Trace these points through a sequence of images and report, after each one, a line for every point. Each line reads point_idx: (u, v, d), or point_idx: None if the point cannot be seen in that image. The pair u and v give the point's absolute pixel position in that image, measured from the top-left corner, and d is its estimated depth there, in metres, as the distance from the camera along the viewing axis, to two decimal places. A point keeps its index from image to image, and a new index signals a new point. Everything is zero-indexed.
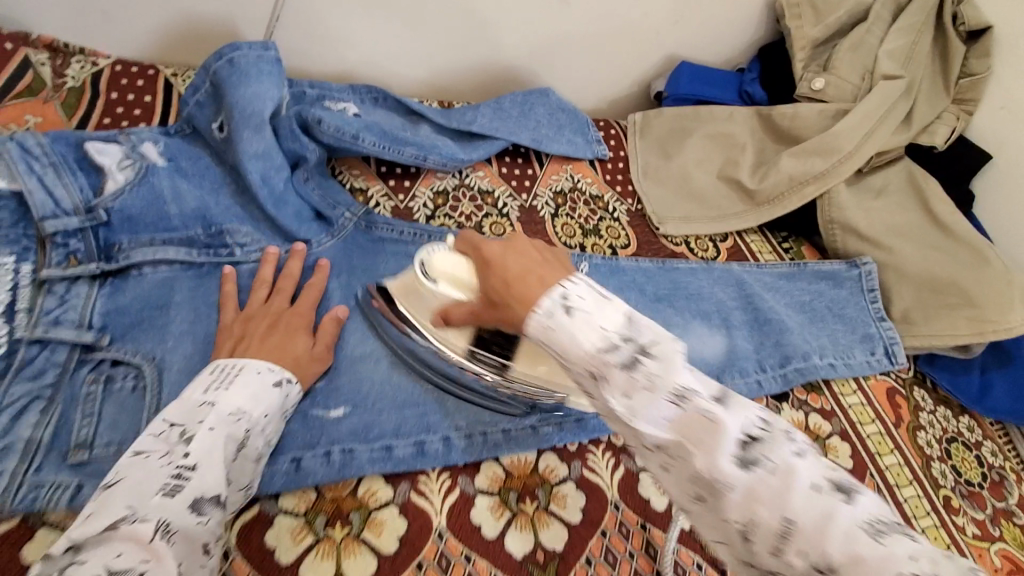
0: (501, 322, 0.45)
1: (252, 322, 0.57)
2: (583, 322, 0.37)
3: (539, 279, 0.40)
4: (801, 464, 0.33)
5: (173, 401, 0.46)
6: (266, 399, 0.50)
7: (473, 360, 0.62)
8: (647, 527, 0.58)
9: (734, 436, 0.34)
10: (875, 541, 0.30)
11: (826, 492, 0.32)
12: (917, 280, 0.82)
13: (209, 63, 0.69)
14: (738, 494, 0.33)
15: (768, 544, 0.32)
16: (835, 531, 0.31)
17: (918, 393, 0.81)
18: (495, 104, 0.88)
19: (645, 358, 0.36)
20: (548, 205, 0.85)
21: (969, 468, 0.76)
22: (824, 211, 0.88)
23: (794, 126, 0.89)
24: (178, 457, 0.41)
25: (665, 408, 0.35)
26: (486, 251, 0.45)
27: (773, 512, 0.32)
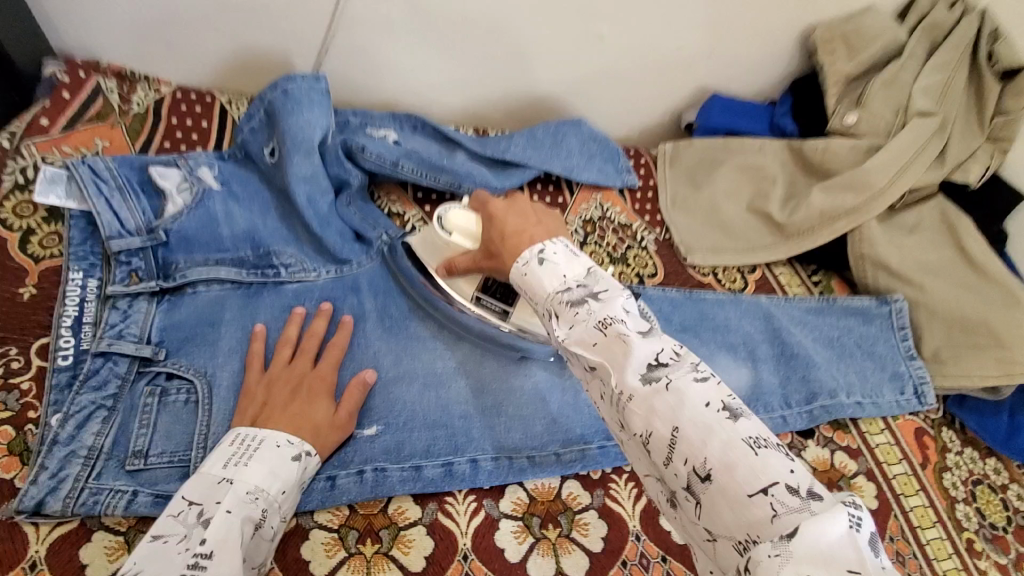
0: (495, 266, 0.58)
1: (275, 386, 0.58)
2: (550, 269, 0.49)
3: (529, 238, 0.53)
4: (698, 387, 0.41)
5: (193, 477, 0.48)
6: (283, 474, 0.50)
7: (480, 306, 0.68)
8: (668, 560, 0.59)
9: (642, 358, 0.43)
10: (751, 451, 0.37)
11: (714, 409, 0.39)
12: (946, 319, 0.82)
13: (265, 93, 0.74)
14: (641, 406, 0.41)
15: (662, 452, 0.40)
16: (715, 441, 0.38)
17: (946, 434, 0.80)
18: (528, 134, 0.90)
19: (591, 299, 0.47)
20: (577, 232, 0.88)
21: (994, 512, 0.75)
22: (855, 246, 0.87)
23: (825, 160, 0.90)
24: (196, 544, 0.43)
25: (592, 334, 0.45)
26: (492, 207, 0.58)
27: (666, 422, 0.40)
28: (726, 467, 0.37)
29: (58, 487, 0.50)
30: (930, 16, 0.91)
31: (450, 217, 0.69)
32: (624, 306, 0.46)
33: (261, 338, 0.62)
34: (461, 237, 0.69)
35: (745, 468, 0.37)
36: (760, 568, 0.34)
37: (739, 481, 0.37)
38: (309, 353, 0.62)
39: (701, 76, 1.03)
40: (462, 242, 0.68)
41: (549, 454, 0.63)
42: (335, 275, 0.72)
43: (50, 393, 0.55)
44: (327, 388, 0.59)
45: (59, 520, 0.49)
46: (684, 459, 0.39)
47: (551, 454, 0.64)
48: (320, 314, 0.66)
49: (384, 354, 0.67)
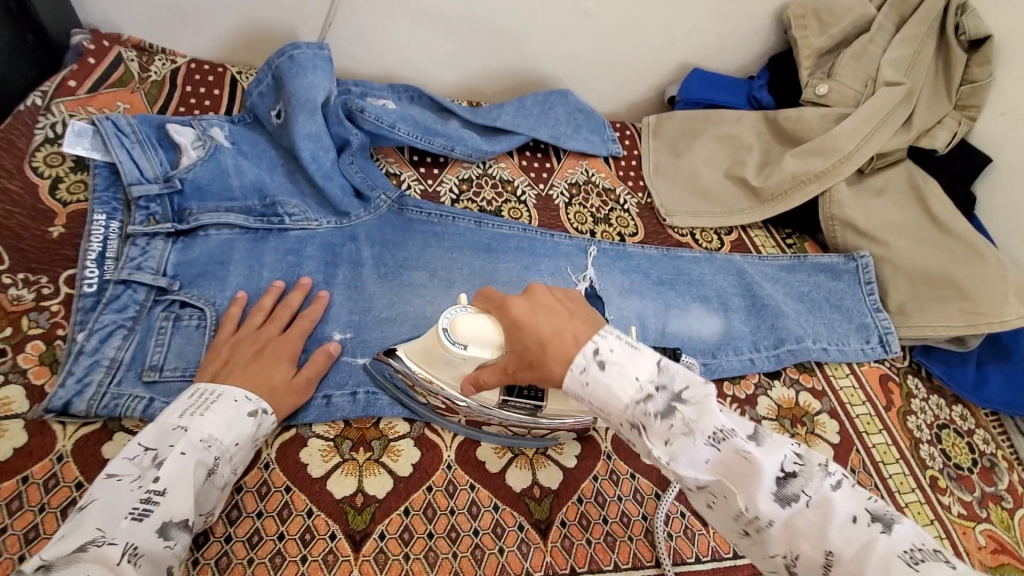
0: (537, 377, 0.48)
1: (240, 347, 0.60)
2: (618, 373, 0.44)
3: (574, 337, 0.46)
4: (836, 496, 0.40)
5: (151, 425, 0.50)
6: (238, 427, 0.53)
7: (509, 409, 0.58)
8: (637, 477, 0.64)
9: (773, 476, 0.41)
10: (913, 568, 0.36)
11: (862, 523, 0.39)
12: (912, 274, 0.87)
13: (272, 59, 0.81)
14: (779, 528, 0.41)
15: (813, 573, 0.40)
16: (873, 560, 0.37)
17: (911, 381, 0.84)
18: (517, 104, 0.97)
19: (679, 404, 0.43)
20: (562, 194, 0.93)
21: (959, 453, 0.78)
22: (825, 208, 0.93)
23: (797, 128, 0.95)
24: (149, 482, 0.46)
25: (703, 452, 0.42)
26: (514, 311, 0.49)
27: (815, 545, 0.39)
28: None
29: (82, 390, 0.56)
30: None
31: (460, 328, 0.53)
32: (719, 407, 0.43)
33: (241, 304, 0.65)
34: (478, 346, 0.53)
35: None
36: None
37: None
38: (280, 320, 0.64)
39: (684, 52, 1.08)
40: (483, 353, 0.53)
41: None
42: (335, 226, 0.77)
43: (76, 314, 0.61)
44: (290, 351, 0.61)
45: (85, 420, 0.55)
46: None
47: None
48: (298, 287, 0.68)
49: (379, 296, 0.72)
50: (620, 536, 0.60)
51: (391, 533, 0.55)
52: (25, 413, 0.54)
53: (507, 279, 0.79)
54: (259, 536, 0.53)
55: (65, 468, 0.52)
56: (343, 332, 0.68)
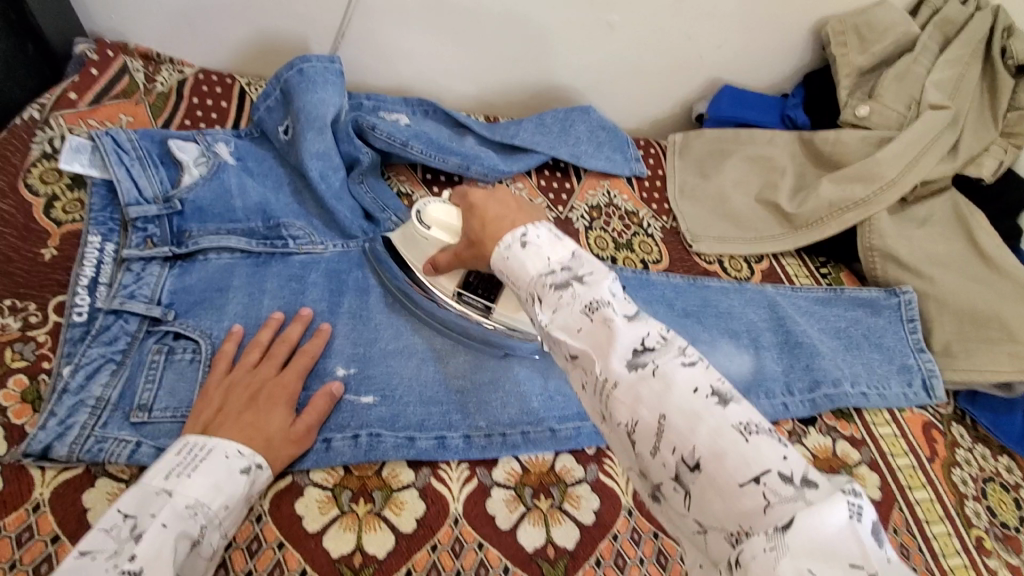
0: (476, 256, 0.56)
1: (234, 391, 0.55)
2: (533, 252, 0.46)
3: (512, 221, 0.50)
4: (686, 372, 0.37)
5: (133, 487, 0.46)
6: (230, 489, 0.49)
7: (464, 303, 0.65)
8: (660, 536, 0.59)
9: (628, 343, 0.38)
10: (742, 439, 0.33)
11: (701, 395, 0.35)
12: (959, 311, 0.80)
13: (281, 73, 0.77)
14: (624, 394, 0.37)
15: (649, 444, 0.36)
16: (704, 429, 0.34)
17: (956, 429, 0.78)
18: (537, 121, 0.92)
19: (576, 282, 0.42)
20: (583, 217, 0.88)
21: (1006, 511, 0.72)
22: (865, 237, 0.86)
23: (836, 151, 0.89)
24: (126, 560, 0.42)
25: (577, 318, 0.40)
26: (473, 197, 0.55)
27: (652, 410, 0.36)
28: (717, 458, 0.33)
29: (66, 432, 0.52)
30: (943, 10, 0.90)
31: (429, 211, 0.65)
32: (610, 289, 0.42)
33: (236, 338, 0.60)
34: (439, 230, 0.64)
35: (736, 457, 0.33)
36: (753, 562, 0.30)
37: (729, 471, 0.33)
38: (278, 357, 0.60)
39: (712, 68, 1.03)
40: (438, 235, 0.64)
41: (544, 430, 0.63)
42: (341, 249, 0.73)
43: (64, 345, 0.57)
44: (288, 395, 0.57)
45: (66, 465, 0.51)
46: (672, 448, 0.34)
47: (546, 430, 0.63)
48: (297, 319, 0.64)
49: (385, 328, 0.67)
50: None
51: None
52: (2, 457, 0.50)
53: None
54: None
55: (42, 520, 0.48)
56: (347, 366, 0.63)
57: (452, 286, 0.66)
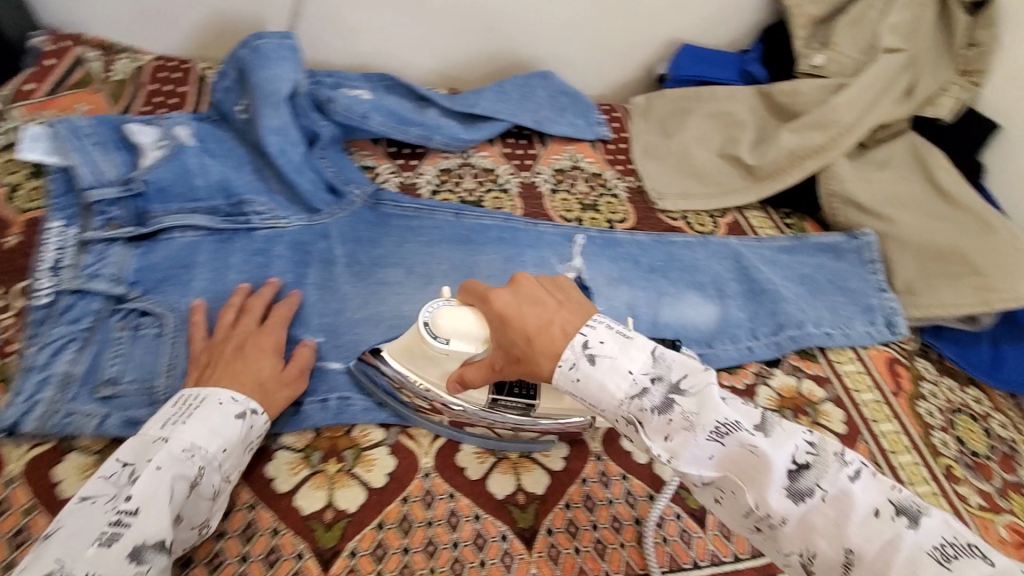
0: (523, 372, 0.50)
1: (220, 346, 0.58)
2: (609, 366, 0.45)
3: (562, 330, 0.47)
4: (856, 489, 0.40)
5: (132, 438, 0.49)
6: (225, 433, 0.50)
7: (500, 409, 0.58)
8: (629, 479, 0.60)
9: (782, 469, 0.41)
10: (943, 566, 0.36)
11: (885, 517, 0.38)
12: (919, 250, 0.82)
13: (237, 52, 0.79)
14: (793, 525, 0.40)
15: (834, 573, 0.39)
16: (900, 557, 0.37)
17: (921, 363, 0.78)
18: (497, 89, 0.93)
19: (677, 397, 0.44)
20: (547, 180, 0.89)
21: (975, 440, 0.72)
22: (825, 183, 0.88)
23: (793, 103, 0.91)
24: (123, 500, 0.43)
25: (708, 447, 0.42)
26: (500, 305, 0.50)
27: (833, 542, 0.39)
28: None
29: (32, 409, 0.53)
30: None
31: (441, 320, 0.54)
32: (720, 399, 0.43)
33: (204, 309, 0.61)
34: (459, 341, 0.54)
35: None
36: None
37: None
38: (255, 312, 0.61)
39: (670, 28, 1.03)
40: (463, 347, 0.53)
41: None
42: (305, 223, 0.73)
43: (28, 328, 0.58)
44: (274, 343, 0.59)
45: (37, 440, 0.53)
46: None
47: None
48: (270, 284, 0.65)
49: (351, 296, 0.68)
50: (611, 543, 0.56)
51: (363, 549, 0.52)
52: None
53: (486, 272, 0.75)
54: (221, 558, 0.50)
55: (15, 493, 0.50)
56: (314, 334, 0.64)
57: (485, 394, 0.58)
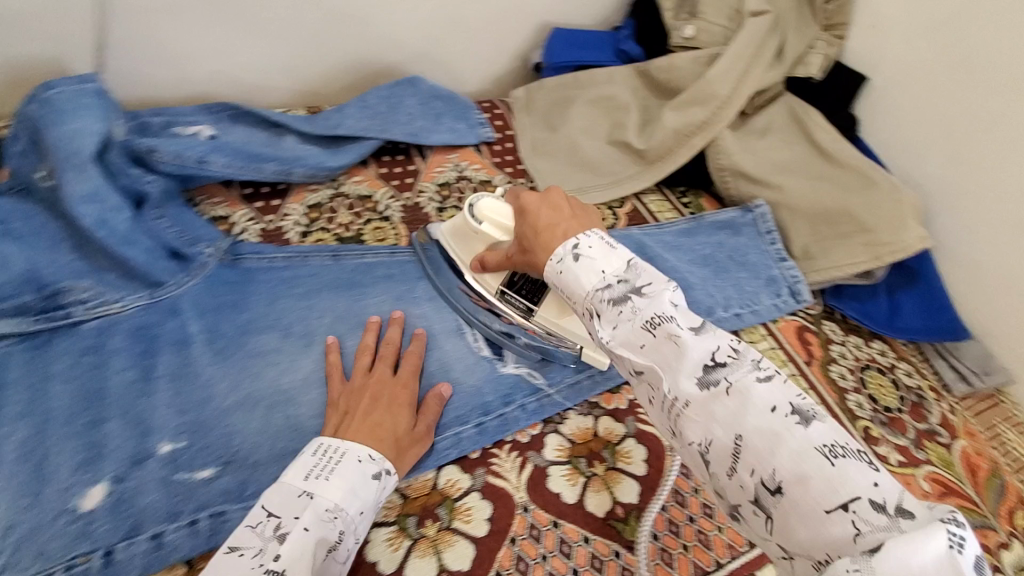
0: (527, 264, 0.56)
1: (357, 396, 0.57)
2: (587, 264, 0.47)
3: (563, 231, 0.51)
4: (762, 388, 0.38)
5: (276, 486, 0.47)
6: (364, 494, 0.48)
7: (504, 301, 0.68)
8: (561, 524, 0.56)
9: (699, 359, 0.40)
10: (826, 461, 0.34)
11: (781, 415, 0.37)
12: (810, 214, 0.82)
13: (23, 108, 0.64)
14: (695, 412, 0.39)
15: (724, 464, 0.37)
16: (785, 450, 0.35)
17: (827, 327, 0.80)
18: (360, 104, 0.84)
19: (634, 295, 0.44)
20: (433, 199, 0.81)
21: (885, 394, 0.73)
22: (714, 158, 0.86)
23: (670, 78, 0.88)
24: (270, 560, 0.42)
25: (640, 335, 0.42)
26: (524, 200, 0.56)
27: (728, 431, 0.37)
28: (799, 480, 0.34)
29: None
30: None
31: (480, 206, 0.66)
32: (669, 300, 0.43)
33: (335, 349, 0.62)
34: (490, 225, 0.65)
35: (820, 480, 0.34)
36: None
37: (813, 495, 0.34)
38: (388, 359, 0.61)
39: (537, 13, 0.97)
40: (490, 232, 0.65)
41: None
42: (145, 302, 0.62)
43: None
44: (408, 397, 0.58)
45: None
46: (750, 469, 0.36)
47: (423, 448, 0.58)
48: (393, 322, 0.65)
49: (216, 381, 0.59)
50: None
51: None
52: None
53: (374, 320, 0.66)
54: None
55: None
56: (173, 440, 0.54)
57: (496, 283, 0.68)
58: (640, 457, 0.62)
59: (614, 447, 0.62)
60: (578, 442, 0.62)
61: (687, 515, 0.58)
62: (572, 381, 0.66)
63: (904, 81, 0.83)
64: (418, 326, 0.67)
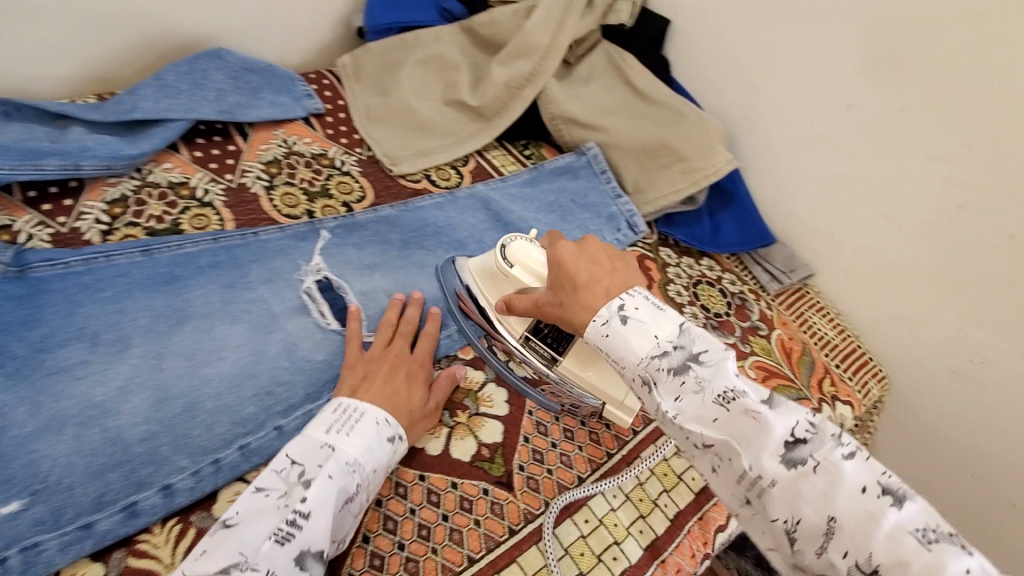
0: (560, 315, 0.52)
1: (376, 365, 0.58)
2: (637, 329, 0.47)
3: (606, 289, 0.50)
4: (846, 466, 0.39)
5: (299, 438, 0.50)
6: (379, 453, 0.51)
7: (528, 348, 0.61)
8: (428, 476, 0.56)
9: (780, 436, 0.40)
10: (923, 547, 0.35)
11: (870, 495, 0.38)
12: (634, 150, 0.87)
13: None
14: (780, 489, 0.40)
15: (813, 543, 0.38)
16: (880, 533, 0.36)
17: (664, 252, 0.87)
18: (155, 82, 0.75)
19: (697, 365, 0.45)
20: (260, 178, 0.76)
21: (715, 302, 0.82)
22: (545, 108, 0.89)
23: (493, 33, 0.89)
24: (297, 502, 0.45)
25: (711, 410, 0.43)
26: (560, 251, 0.54)
27: (818, 510, 0.38)
28: (897, 564, 0.35)
29: None
30: None
31: (514, 248, 0.61)
32: (733, 372, 0.44)
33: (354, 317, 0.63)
34: (521, 271, 0.60)
35: (919, 564, 0.35)
36: None
37: None
38: (406, 337, 0.63)
39: None
40: (521, 276, 0.59)
41: (271, 433, 0.56)
42: None
43: None
44: (423, 374, 0.60)
45: None
46: (844, 551, 0.37)
47: (273, 432, 0.56)
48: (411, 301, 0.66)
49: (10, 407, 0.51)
50: (423, 554, 0.51)
51: None
52: None
53: (199, 314, 0.61)
54: None
55: None
56: None
57: (521, 328, 0.61)
58: (501, 399, 0.64)
59: (475, 395, 0.64)
60: None
61: (550, 442, 0.61)
62: None
63: (699, 21, 0.91)
64: (255, 311, 0.63)
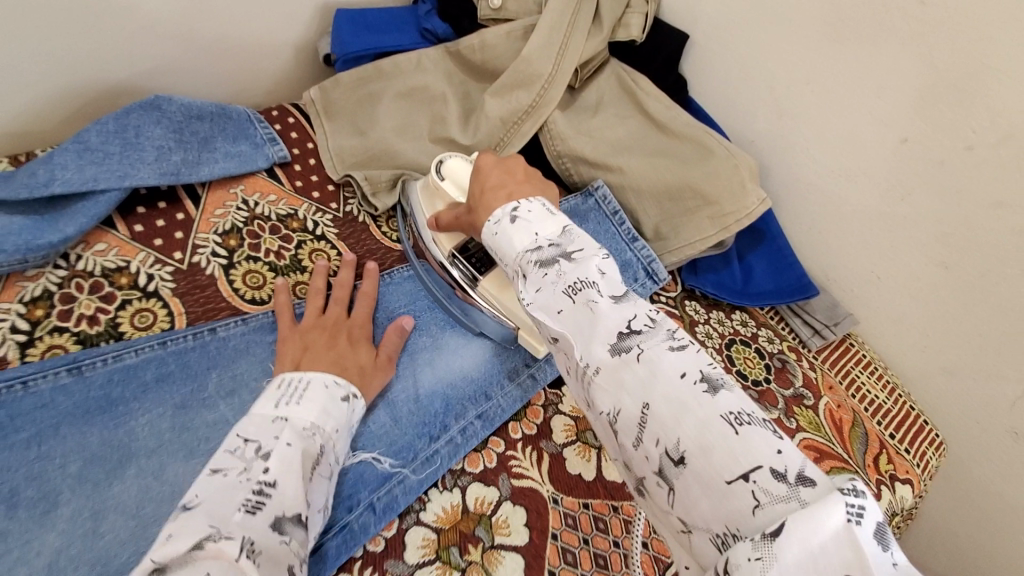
0: (470, 222, 0.57)
1: (312, 333, 0.57)
2: (522, 226, 0.47)
3: (508, 194, 0.53)
4: (674, 356, 0.36)
5: (245, 418, 0.45)
6: (336, 414, 0.49)
7: (454, 265, 0.63)
8: None
9: (612, 327, 0.38)
10: (731, 430, 0.32)
11: (688, 380, 0.35)
12: (654, 193, 0.75)
13: None
14: (604, 376, 0.37)
15: (629, 433, 0.35)
16: (690, 420, 0.33)
17: (690, 307, 0.78)
18: (75, 144, 0.60)
19: (562, 259, 0.43)
20: (216, 255, 0.64)
21: (752, 367, 0.73)
22: (549, 145, 0.78)
23: (486, 59, 0.77)
24: (258, 474, 0.40)
25: (558, 300, 0.41)
26: (481, 160, 0.59)
27: (635, 399, 0.35)
28: (702, 449, 0.32)
29: None
30: None
31: (450, 165, 0.65)
32: (599, 266, 0.42)
33: (283, 292, 0.61)
34: (451, 185, 0.64)
35: (722, 451, 0.32)
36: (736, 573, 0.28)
37: (716, 467, 0.31)
38: (341, 302, 0.62)
39: None
40: (447, 187, 0.63)
41: None
42: None
43: None
44: (364, 335, 0.60)
45: None
46: (655, 439, 0.34)
47: None
48: (343, 264, 0.65)
49: None
50: None
51: None
52: None
53: (147, 449, 0.50)
54: None
55: None
56: None
57: (450, 246, 0.64)
58: (518, 523, 0.53)
59: (488, 520, 0.53)
60: (445, 529, 0.52)
61: None
62: (427, 450, 0.56)
63: (724, 34, 0.79)
64: (217, 436, 0.52)
